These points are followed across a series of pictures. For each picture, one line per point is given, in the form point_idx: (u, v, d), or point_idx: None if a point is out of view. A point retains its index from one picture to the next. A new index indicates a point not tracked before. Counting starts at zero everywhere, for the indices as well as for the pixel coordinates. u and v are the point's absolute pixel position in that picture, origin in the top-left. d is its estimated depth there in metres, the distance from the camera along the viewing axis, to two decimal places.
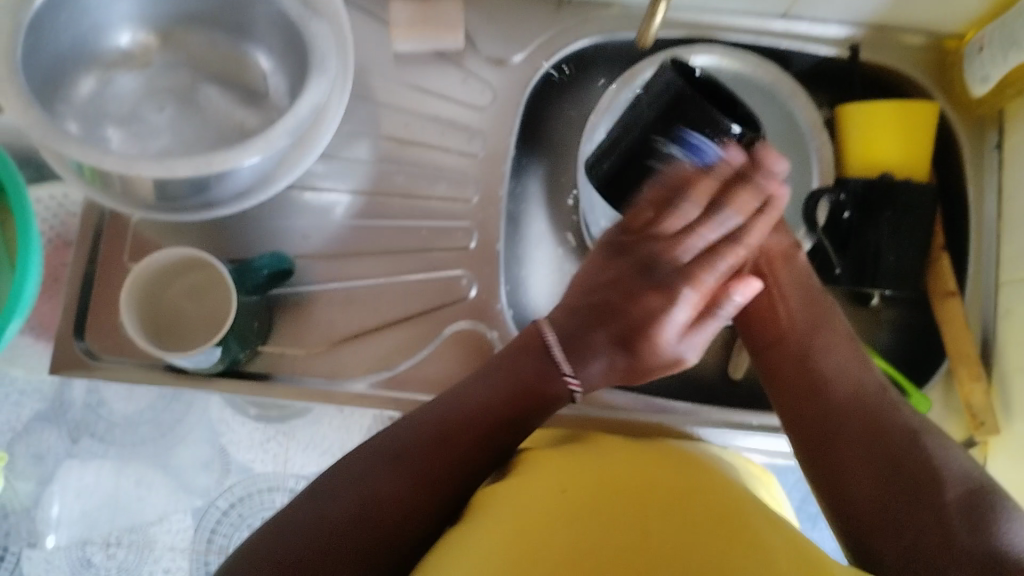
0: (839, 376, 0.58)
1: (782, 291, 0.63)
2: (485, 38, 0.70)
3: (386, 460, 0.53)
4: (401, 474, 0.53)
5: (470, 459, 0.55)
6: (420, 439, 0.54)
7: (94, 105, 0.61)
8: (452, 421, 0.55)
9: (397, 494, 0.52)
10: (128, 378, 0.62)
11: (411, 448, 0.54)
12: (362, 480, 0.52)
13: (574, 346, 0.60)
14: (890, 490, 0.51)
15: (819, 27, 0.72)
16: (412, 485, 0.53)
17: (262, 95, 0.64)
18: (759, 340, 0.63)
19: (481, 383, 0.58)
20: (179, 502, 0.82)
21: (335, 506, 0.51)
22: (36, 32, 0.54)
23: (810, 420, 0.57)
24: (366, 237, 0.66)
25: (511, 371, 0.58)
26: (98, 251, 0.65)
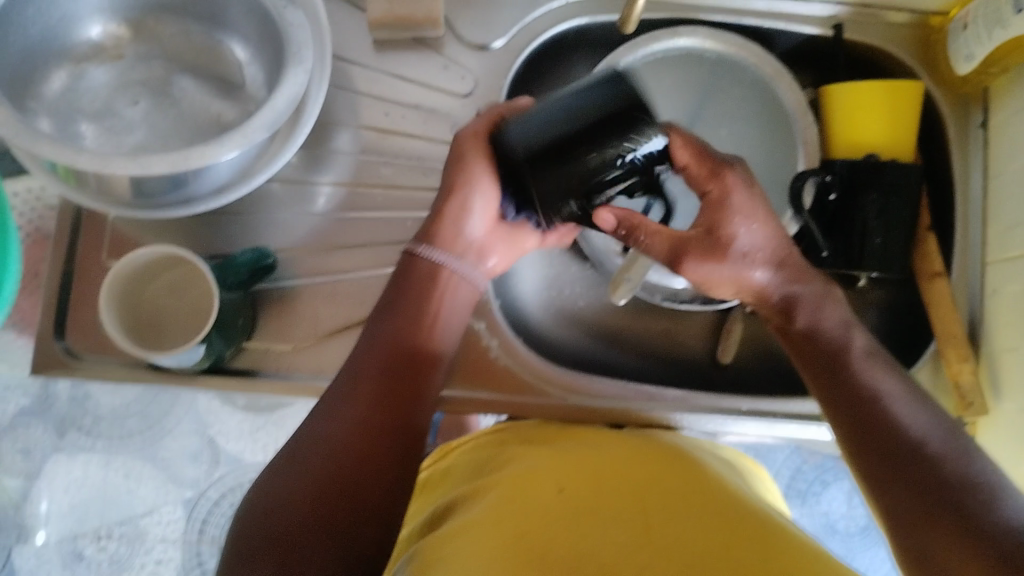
0: (900, 422, 0.52)
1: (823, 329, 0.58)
2: (464, 23, 0.68)
3: (328, 408, 0.52)
4: (344, 421, 0.51)
5: (402, 381, 0.55)
6: (359, 383, 0.53)
7: (66, 100, 0.60)
8: (368, 376, 0.54)
9: (349, 438, 0.51)
10: (110, 377, 0.62)
11: (340, 394, 0.53)
12: (304, 441, 0.50)
13: (441, 237, 0.61)
14: (914, 512, 0.48)
15: (801, 6, 0.71)
16: (354, 428, 0.51)
17: (238, 86, 0.63)
18: (812, 368, 0.57)
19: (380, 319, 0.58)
20: (168, 494, 0.83)
21: (288, 477, 0.49)
22: (3, 27, 0.53)
23: (863, 448, 0.52)
24: (349, 229, 0.65)
25: (405, 296, 0.58)
26: (77, 249, 0.64)
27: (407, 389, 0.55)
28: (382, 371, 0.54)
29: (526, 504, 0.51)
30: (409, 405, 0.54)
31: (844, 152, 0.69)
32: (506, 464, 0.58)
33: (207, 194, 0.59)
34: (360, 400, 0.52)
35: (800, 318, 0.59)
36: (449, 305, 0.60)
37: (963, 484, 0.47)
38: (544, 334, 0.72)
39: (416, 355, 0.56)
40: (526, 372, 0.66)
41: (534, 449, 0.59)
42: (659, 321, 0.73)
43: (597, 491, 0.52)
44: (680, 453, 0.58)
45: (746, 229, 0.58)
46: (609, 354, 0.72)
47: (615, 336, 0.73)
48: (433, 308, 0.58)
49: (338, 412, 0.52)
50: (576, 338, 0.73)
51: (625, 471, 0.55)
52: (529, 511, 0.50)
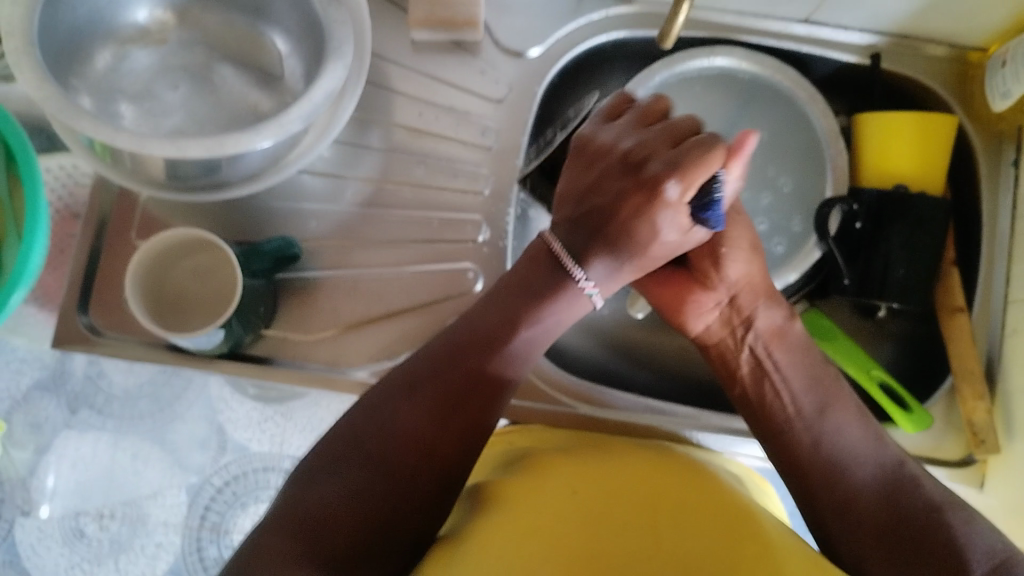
0: (867, 466, 0.55)
1: (776, 380, 0.60)
2: (502, 29, 0.69)
3: (376, 411, 0.51)
4: (411, 427, 0.51)
5: (481, 408, 0.53)
6: (420, 399, 0.52)
7: (107, 80, 0.61)
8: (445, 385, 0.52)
9: (407, 447, 0.50)
10: (128, 355, 0.62)
11: (400, 407, 0.52)
12: (365, 438, 0.50)
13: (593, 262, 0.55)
14: (889, 555, 0.50)
15: (840, 33, 0.71)
16: (407, 449, 0.50)
17: (276, 77, 0.64)
18: (767, 417, 0.59)
19: (472, 328, 0.55)
20: (172, 478, 0.83)
21: (338, 464, 0.49)
22: (54, 4, 0.54)
23: (826, 485, 0.55)
24: (374, 226, 0.66)
25: (493, 315, 0.55)
26: (106, 226, 0.65)
27: (483, 406, 0.53)
28: (462, 379, 0.53)
29: (538, 499, 0.52)
30: (480, 419, 0.53)
31: (872, 182, 0.69)
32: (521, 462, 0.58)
33: (245, 178, 0.59)
34: (425, 407, 0.52)
35: (777, 351, 0.61)
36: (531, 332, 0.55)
37: (943, 526, 0.50)
38: (559, 342, 0.72)
39: (492, 374, 0.53)
40: (540, 380, 0.66)
41: (548, 449, 0.60)
42: (674, 340, 0.73)
43: (610, 490, 0.52)
44: (692, 463, 0.58)
45: (737, 259, 0.61)
46: (624, 368, 0.72)
47: (630, 350, 0.73)
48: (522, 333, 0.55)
49: (406, 415, 0.51)
50: (592, 349, 0.73)
51: (637, 477, 0.55)
52: (543, 506, 0.51)
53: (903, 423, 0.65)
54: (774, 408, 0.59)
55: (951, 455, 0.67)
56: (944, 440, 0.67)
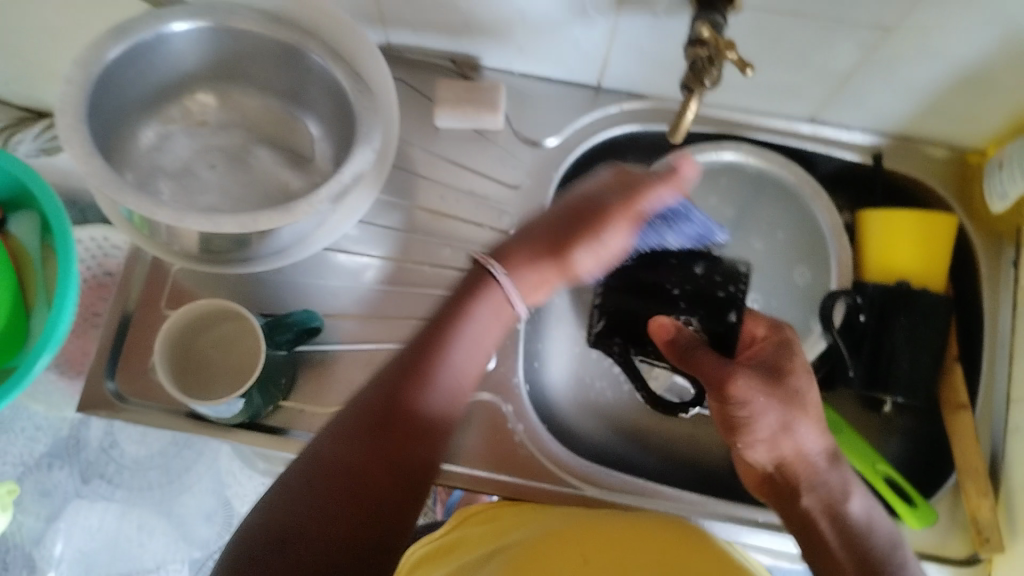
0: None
1: (828, 541, 0.56)
2: (522, 120, 0.73)
3: (313, 474, 0.51)
4: (321, 494, 0.50)
5: (399, 453, 0.52)
6: (371, 428, 0.52)
7: (150, 157, 0.65)
8: (352, 443, 0.51)
9: (314, 513, 0.50)
10: (150, 423, 0.64)
11: (351, 423, 0.52)
12: (280, 508, 0.50)
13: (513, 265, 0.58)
14: None
15: (843, 132, 0.75)
16: (369, 452, 0.51)
17: (307, 159, 0.67)
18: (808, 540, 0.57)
19: (379, 387, 0.53)
20: (177, 552, 0.93)
21: (261, 545, 0.49)
22: (105, 86, 0.58)
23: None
24: (393, 303, 0.68)
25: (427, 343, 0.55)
26: (137, 296, 0.68)
27: (403, 453, 0.52)
28: (366, 436, 0.52)
29: (545, 566, 0.53)
30: (404, 467, 0.52)
31: (876, 278, 0.71)
32: (531, 527, 0.59)
33: (278, 253, 0.63)
34: (340, 456, 0.51)
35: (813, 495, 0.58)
36: (443, 378, 0.55)
37: None
38: (568, 423, 0.74)
39: (413, 421, 0.53)
40: (544, 458, 0.67)
41: (556, 517, 0.61)
42: (682, 426, 0.74)
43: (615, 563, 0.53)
44: (692, 530, 0.58)
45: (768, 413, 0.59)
46: (631, 453, 0.73)
47: (638, 434, 0.74)
48: (435, 377, 0.54)
49: (319, 477, 0.51)
50: (600, 433, 0.74)
51: (644, 545, 0.55)
52: (548, 574, 0.52)
53: (908, 519, 0.65)
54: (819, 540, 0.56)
55: (955, 552, 0.67)
56: (949, 537, 0.67)
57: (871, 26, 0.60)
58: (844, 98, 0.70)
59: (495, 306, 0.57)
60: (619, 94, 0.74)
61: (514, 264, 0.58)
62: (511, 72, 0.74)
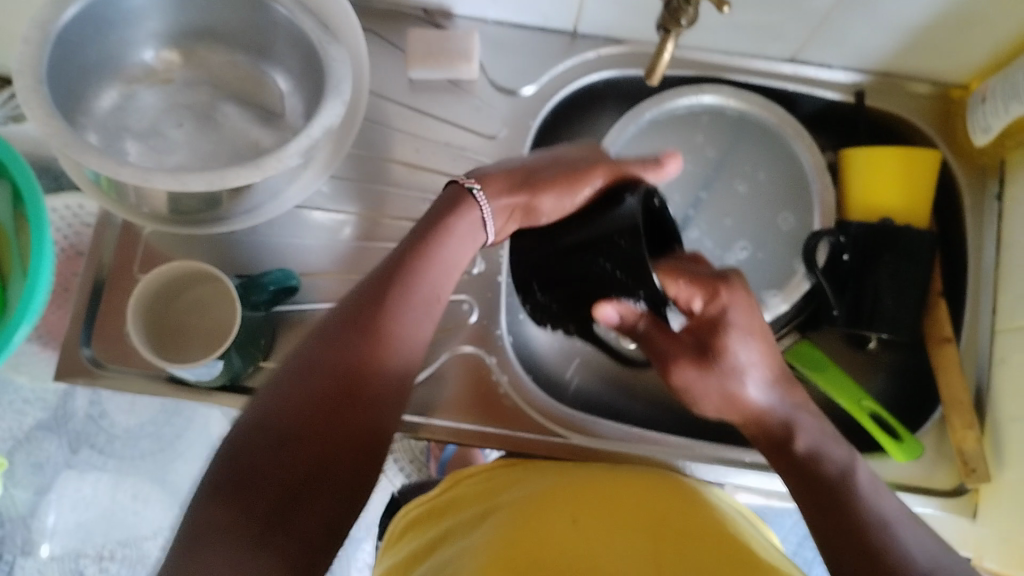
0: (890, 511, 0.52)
1: (817, 449, 0.56)
2: (497, 69, 0.71)
3: (277, 407, 0.49)
4: (289, 426, 0.48)
5: (358, 399, 0.51)
6: (322, 368, 0.51)
7: (115, 118, 0.63)
8: (321, 384, 0.50)
9: (295, 455, 0.48)
10: (130, 388, 0.63)
11: (303, 374, 0.51)
12: (251, 442, 0.48)
13: (491, 216, 0.59)
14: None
15: (825, 72, 0.74)
16: (328, 396, 0.50)
17: (277, 116, 0.66)
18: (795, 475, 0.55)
19: (322, 344, 0.52)
20: (171, 518, 0.94)
21: (233, 488, 0.46)
22: (63, 45, 0.56)
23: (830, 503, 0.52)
24: (371, 259, 0.67)
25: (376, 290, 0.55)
26: (110, 261, 0.66)
27: (359, 405, 0.51)
28: (330, 382, 0.50)
29: (533, 515, 0.54)
30: (366, 411, 0.51)
31: (859, 217, 0.70)
32: (522, 483, 0.60)
33: (252, 211, 0.61)
34: (303, 398, 0.50)
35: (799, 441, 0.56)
36: (428, 284, 0.57)
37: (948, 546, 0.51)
38: (553, 373, 0.73)
39: (368, 387, 0.52)
40: (528, 408, 0.67)
41: (547, 471, 0.62)
42: None
43: (606, 514, 0.54)
44: (681, 486, 0.59)
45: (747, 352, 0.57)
46: (618, 400, 0.73)
47: (624, 382, 0.74)
48: (412, 304, 0.55)
49: (283, 409, 0.49)
50: (586, 381, 0.74)
51: (633, 501, 0.56)
52: (539, 522, 0.53)
53: (895, 453, 0.66)
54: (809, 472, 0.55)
55: (943, 484, 0.68)
56: (936, 471, 0.68)
57: None
58: (823, 35, 0.68)
59: (443, 282, 0.58)
60: (596, 39, 0.72)
61: (494, 188, 0.60)
62: (484, 20, 0.72)
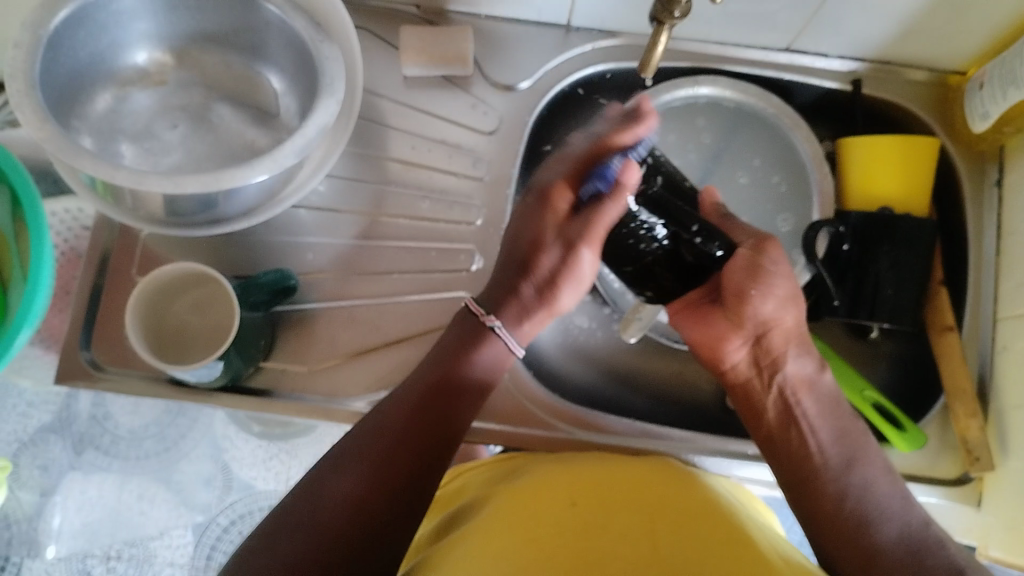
0: (890, 509, 0.54)
1: (808, 421, 0.59)
2: (491, 63, 0.71)
3: (351, 457, 0.53)
4: (362, 478, 0.52)
5: (443, 426, 0.56)
6: (375, 441, 0.54)
7: (109, 120, 0.63)
8: (400, 420, 0.55)
9: (367, 486, 0.52)
10: (131, 391, 0.63)
11: (363, 451, 0.53)
12: (327, 485, 0.52)
13: (507, 312, 0.61)
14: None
15: (821, 60, 0.73)
16: (416, 431, 0.55)
17: (272, 116, 0.66)
18: (790, 472, 0.58)
19: (430, 367, 0.58)
20: (179, 518, 0.93)
21: (298, 525, 0.49)
22: (54, 48, 0.56)
23: (835, 516, 0.55)
24: (369, 257, 0.67)
25: (443, 359, 0.58)
26: (108, 264, 0.66)
27: (451, 420, 0.57)
28: (421, 409, 0.56)
29: (530, 506, 0.54)
30: (449, 431, 0.56)
31: (859, 206, 0.70)
32: (527, 471, 0.60)
33: (250, 212, 0.61)
34: (389, 428, 0.55)
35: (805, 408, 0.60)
36: (495, 343, 0.60)
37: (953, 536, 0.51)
38: (553, 368, 0.73)
39: (456, 389, 0.57)
40: (529, 404, 0.67)
41: (551, 459, 0.61)
42: (670, 365, 0.74)
43: (608, 503, 0.53)
44: (685, 473, 0.58)
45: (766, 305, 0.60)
46: (620, 395, 0.73)
47: (625, 376, 0.74)
48: (483, 351, 0.59)
49: (362, 452, 0.53)
50: (587, 376, 0.73)
51: (638, 488, 0.55)
52: (539, 513, 0.52)
53: (898, 443, 0.65)
54: (803, 457, 0.58)
55: (947, 474, 0.67)
56: (939, 460, 0.68)
57: None
58: (819, 23, 0.68)
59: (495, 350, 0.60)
60: (591, 32, 0.72)
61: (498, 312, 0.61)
62: (478, 15, 0.71)
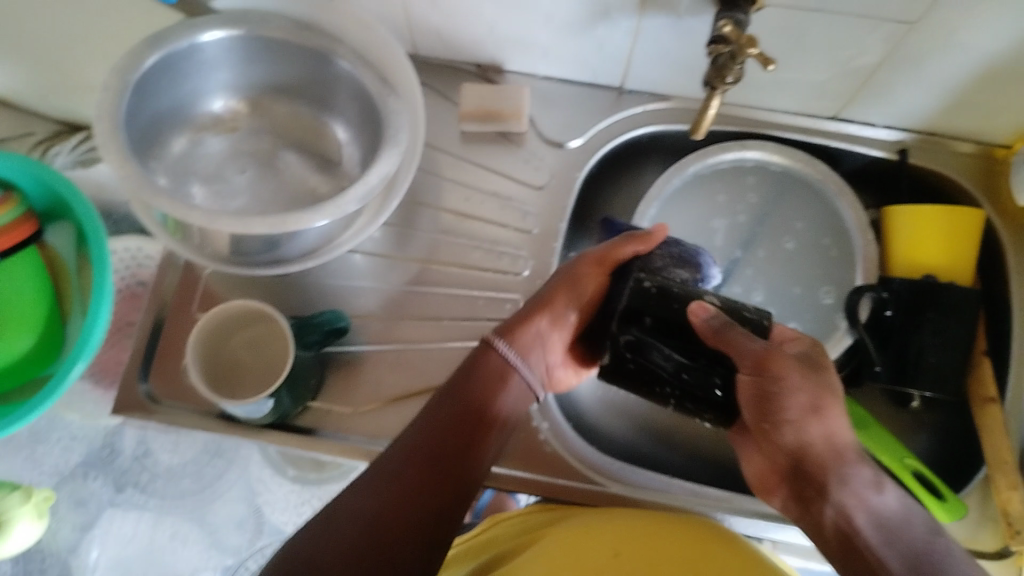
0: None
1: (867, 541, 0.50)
2: (545, 121, 0.74)
3: (369, 484, 0.52)
4: (380, 501, 0.51)
5: (460, 460, 0.54)
6: (402, 468, 0.53)
7: (183, 163, 0.66)
8: (415, 452, 0.54)
9: (379, 517, 0.51)
10: (182, 424, 0.65)
11: (392, 473, 0.53)
12: (349, 509, 0.51)
13: (518, 338, 0.59)
14: None
15: (868, 130, 0.75)
16: (434, 461, 0.54)
17: (335, 163, 0.69)
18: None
19: (445, 401, 0.57)
20: (208, 560, 0.94)
21: (318, 551, 0.49)
22: (140, 93, 0.60)
23: None
24: (418, 303, 0.69)
25: (465, 389, 0.57)
26: (170, 300, 0.69)
27: (470, 456, 0.55)
28: (444, 436, 0.55)
29: (572, 551, 0.55)
30: (468, 469, 0.55)
31: (904, 273, 0.71)
32: (572, 518, 0.61)
33: (311, 254, 0.64)
34: (408, 457, 0.54)
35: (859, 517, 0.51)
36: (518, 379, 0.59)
37: None
38: (591, 422, 0.74)
39: (474, 429, 0.56)
40: (567, 455, 0.67)
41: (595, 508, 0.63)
42: (707, 425, 0.74)
43: (645, 550, 0.54)
44: (717, 529, 0.58)
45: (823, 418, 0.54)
46: (658, 451, 0.73)
47: (663, 433, 0.74)
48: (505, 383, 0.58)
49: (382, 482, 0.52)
50: (626, 431, 0.74)
51: (672, 545, 0.55)
52: (581, 559, 0.54)
53: (937, 512, 0.64)
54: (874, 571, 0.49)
55: (985, 546, 0.66)
56: (980, 532, 0.66)
57: (894, 19, 0.60)
58: (869, 93, 0.70)
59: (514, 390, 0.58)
60: (643, 94, 0.74)
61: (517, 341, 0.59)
62: (534, 75, 0.74)
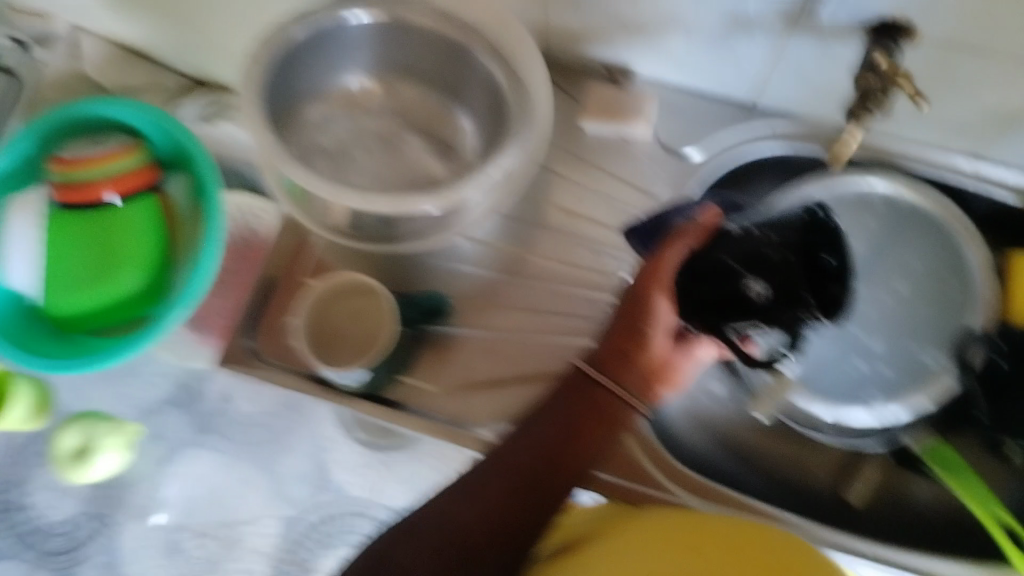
0: None
1: None
2: (666, 128, 0.73)
3: (485, 479, 0.57)
4: (498, 495, 0.57)
5: (573, 462, 0.58)
6: (509, 473, 0.57)
7: (309, 132, 0.68)
8: (529, 452, 0.58)
9: (498, 507, 0.56)
10: (281, 383, 0.68)
11: (508, 472, 0.57)
12: (466, 501, 0.57)
13: (614, 362, 0.59)
14: None
15: (1004, 172, 0.71)
16: (544, 462, 0.58)
17: (455, 149, 0.69)
18: None
19: (560, 404, 0.59)
20: (272, 509, 0.89)
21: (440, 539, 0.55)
22: (280, 63, 0.62)
23: None
24: (518, 295, 0.69)
25: (579, 398, 0.59)
26: (281, 263, 0.71)
27: (581, 458, 0.58)
28: (561, 437, 0.58)
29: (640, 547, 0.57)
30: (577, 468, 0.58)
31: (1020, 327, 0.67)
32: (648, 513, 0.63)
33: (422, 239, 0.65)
34: (523, 455, 0.58)
35: None
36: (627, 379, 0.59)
37: None
38: (676, 433, 0.73)
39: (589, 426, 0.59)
40: (648, 462, 0.67)
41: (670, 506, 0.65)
42: (792, 448, 0.72)
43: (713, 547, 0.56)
44: None
45: None
46: (736, 469, 0.72)
47: (745, 452, 0.73)
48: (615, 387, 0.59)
49: (498, 476, 0.57)
50: (705, 444, 0.73)
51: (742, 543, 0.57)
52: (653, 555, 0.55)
53: None
54: None
55: None
56: None
57: None
58: (1009, 135, 0.67)
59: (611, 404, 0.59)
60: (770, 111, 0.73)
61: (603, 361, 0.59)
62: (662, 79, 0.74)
